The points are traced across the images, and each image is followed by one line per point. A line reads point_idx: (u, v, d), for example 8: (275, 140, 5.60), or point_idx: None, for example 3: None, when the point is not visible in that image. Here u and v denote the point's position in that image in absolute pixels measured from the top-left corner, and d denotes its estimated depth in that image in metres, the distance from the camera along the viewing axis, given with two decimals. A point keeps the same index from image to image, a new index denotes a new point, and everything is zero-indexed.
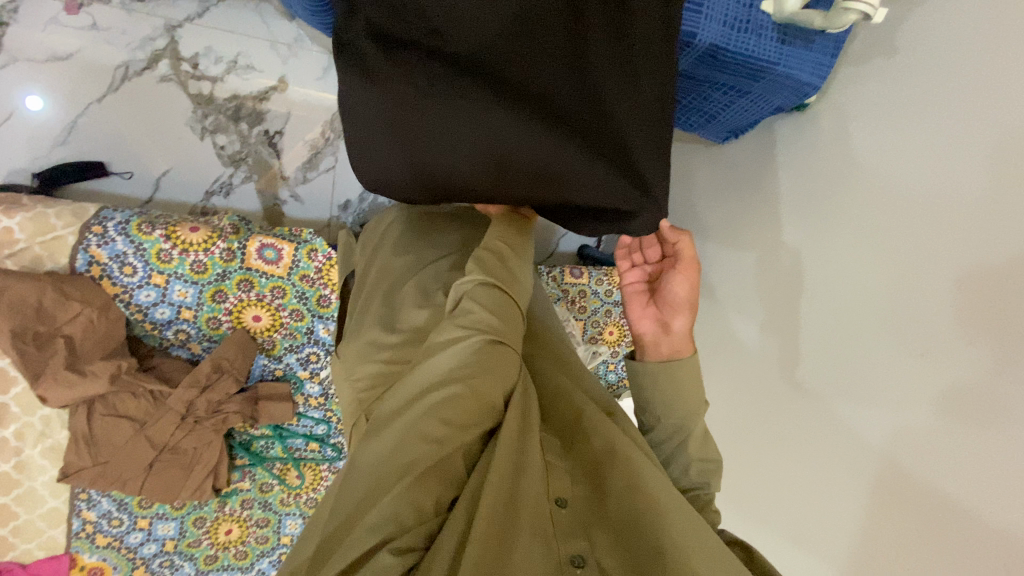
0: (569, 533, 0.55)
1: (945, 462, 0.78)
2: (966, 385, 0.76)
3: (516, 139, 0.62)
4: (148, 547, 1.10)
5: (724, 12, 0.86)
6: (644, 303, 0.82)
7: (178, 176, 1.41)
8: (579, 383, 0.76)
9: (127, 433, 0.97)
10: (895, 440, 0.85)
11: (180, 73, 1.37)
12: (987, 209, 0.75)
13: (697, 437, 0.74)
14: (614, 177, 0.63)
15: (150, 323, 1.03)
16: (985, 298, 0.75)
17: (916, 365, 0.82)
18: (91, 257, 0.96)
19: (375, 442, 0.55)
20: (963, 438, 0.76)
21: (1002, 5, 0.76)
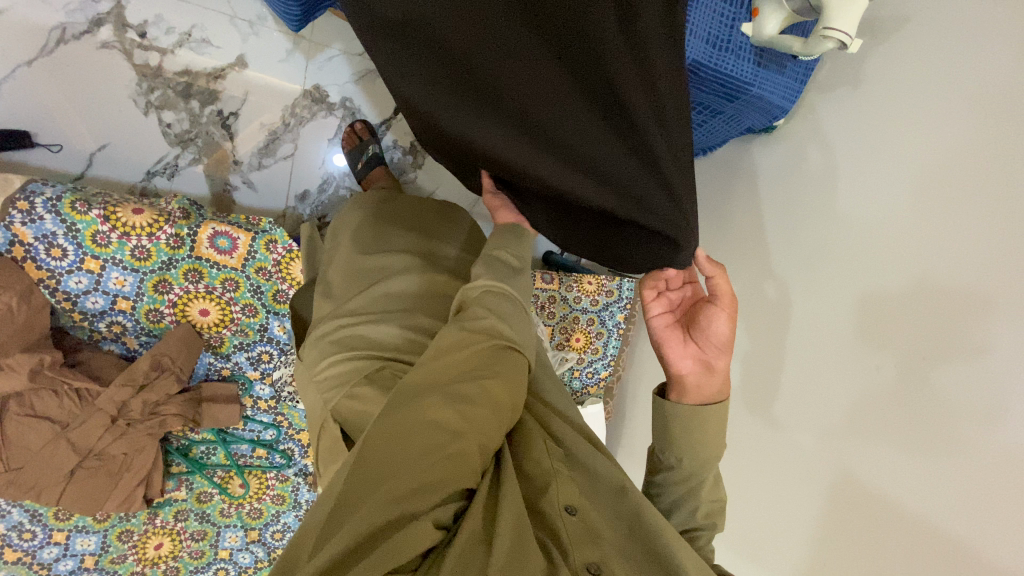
0: (584, 540, 0.56)
1: (889, 469, 0.84)
2: (927, 404, 0.80)
3: (563, 163, 0.59)
4: (64, 564, 0.99)
5: (708, 31, 0.87)
6: (682, 341, 0.79)
7: (116, 153, 1.29)
8: (564, 404, 0.79)
9: (46, 436, 0.86)
10: (855, 454, 0.89)
11: (125, 42, 1.25)
12: (947, 241, 0.81)
13: (709, 483, 0.75)
14: (657, 203, 0.61)
15: (79, 313, 0.92)
16: (944, 322, 0.79)
17: (876, 381, 0.87)
18: (13, 235, 0.85)
19: (399, 413, 0.53)
20: (909, 449, 0.82)
21: (963, 51, 0.82)
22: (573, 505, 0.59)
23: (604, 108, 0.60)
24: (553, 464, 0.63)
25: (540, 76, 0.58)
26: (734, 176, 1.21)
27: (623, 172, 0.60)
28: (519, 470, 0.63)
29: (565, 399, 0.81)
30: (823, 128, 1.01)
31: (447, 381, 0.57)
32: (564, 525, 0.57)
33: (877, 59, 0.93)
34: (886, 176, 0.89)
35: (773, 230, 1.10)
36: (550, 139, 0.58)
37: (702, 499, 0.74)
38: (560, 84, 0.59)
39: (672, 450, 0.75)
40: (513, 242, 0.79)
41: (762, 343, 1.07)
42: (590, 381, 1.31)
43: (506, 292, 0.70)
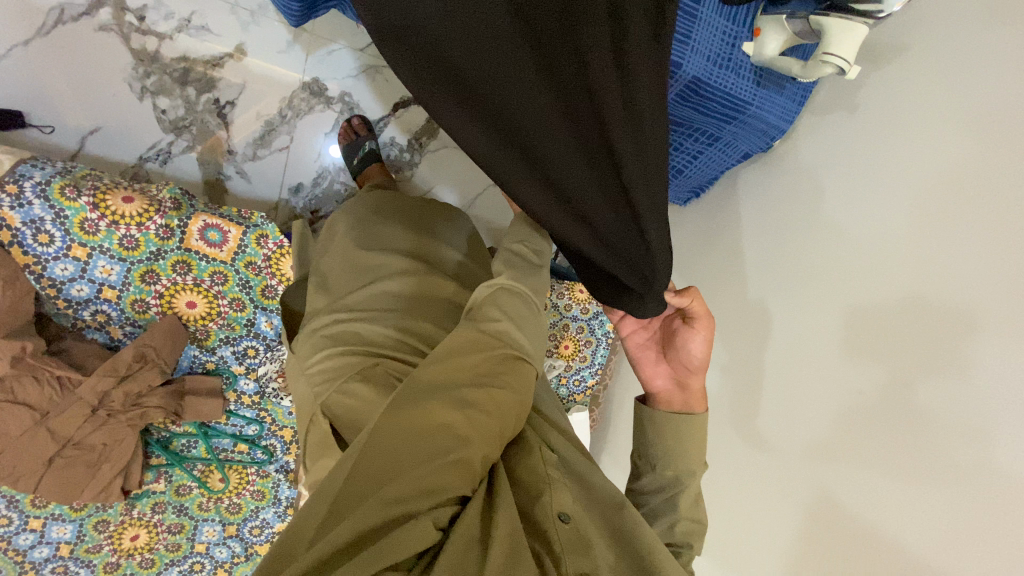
0: (579, 545, 0.57)
1: (864, 489, 0.86)
2: (897, 426, 0.82)
3: (536, 184, 0.62)
4: (38, 551, 0.98)
5: (709, 48, 0.88)
6: (655, 359, 0.82)
7: (108, 136, 1.28)
8: (555, 410, 0.79)
9: (24, 424, 0.85)
10: (834, 474, 0.90)
11: (123, 25, 1.25)
12: (930, 268, 0.81)
13: (690, 495, 0.74)
14: (622, 245, 0.64)
15: (63, 300, 0.91)
16: (922, 346, 0.80)
17: (859, 404, 0.87)
18: (0, 219, 0.84)
19: (409, 412, 0.52)
20: (887, 472, 0.83)
21: (955, 81, 0.83)
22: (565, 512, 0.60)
23: (582, 131, 0.62)
24: (550, 470, 0.63)
25: (521, 93, 0.60)
26: (727, 193, 1.22)
27: (590, 206, 0.63)
28: (513, 478, 0.63)
29: (556, 407, 0.81)
30: (817, 150, 1.02)
31: (459, 385, 0.57)
32: (556, 533, 0.56)
33: (873, 85, 0.94)
34: (874, 199, 0.90)
35: (762, 248, 1.10)
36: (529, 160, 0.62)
37: (682, 513, 0.73)
38: (540, 97, 0.60)
39: (664, 466, 0.75)
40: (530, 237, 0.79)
41: (746, 360, 1.08)
42: (576, 390, 1.32)
43: (519, 293, 0.70)
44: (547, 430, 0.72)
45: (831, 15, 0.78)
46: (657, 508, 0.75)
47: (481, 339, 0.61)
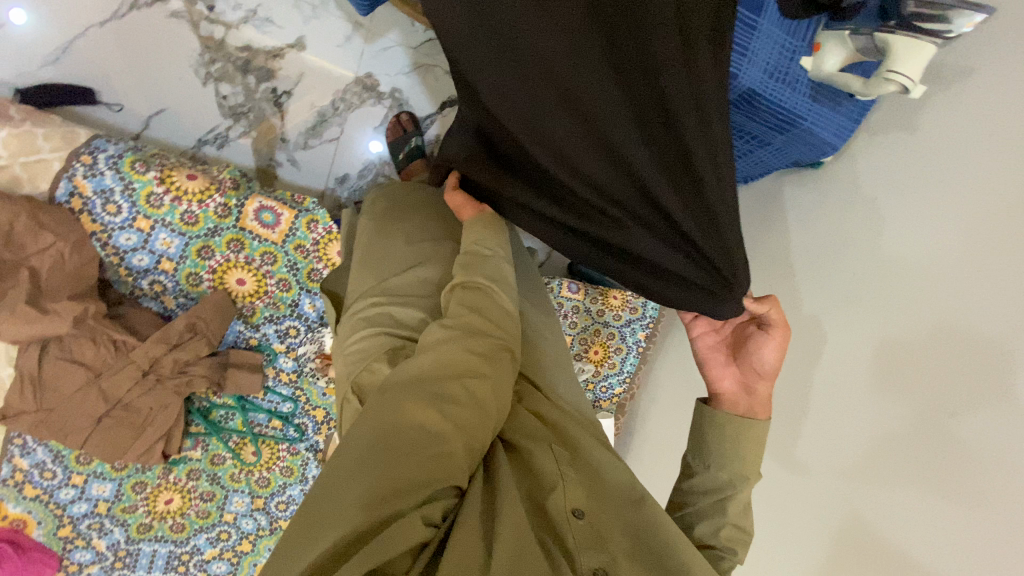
0: (590, 545, 0.56)
1: (901, 519, 0.83)
2: (939, 455, 0.80)
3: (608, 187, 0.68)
4: (79, 506, 1.03)
5: (767, 60, 0.88)
6: (724, 361, 0.81)
7: (171, 118, 1.34)
8: (575, 402, 0.79)
9: (79, 382, 0.90)
10: (870, 500, 0.88)
11: (193, 13, 1.33)
12: (985, 294, 0.78)
13: (739, 503, 0.73)
14: (694, 243, 0.66)
15: (125, 268, 0.96)
16: (971, 373, 0.77)
17: (901, 430, 0.85)
18: (75, 187, 0.89)
19: (385, 416, 0.55)
20: (928, 499, 0.80)
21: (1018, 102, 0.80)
22: (580, 507, 0.59)
23: (651, 128, 0.66)
24: (560, 465, 0.62)
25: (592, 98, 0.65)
26: (773, 209, 1.20)
27: (664, 197, 0.66)
28: (526, 471, 0.62)
29: (578, 398, 0.81)
30: (870, 170, 1.00)
31: (429, 382, 0.59)
32: (570, 529, 0.57)
33: (934, 105, 0.92)
34: (929, 220, 0.88)
35: (807, 266, 1.08)
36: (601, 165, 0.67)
37: (731, 517, 0.71)
38: (621, 106, 0.65)
39: (719, 467, 0.74)
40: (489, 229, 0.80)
41: (783, 378, 1.06)
42: (603, 396, 1.32)
43: (485, 286, 0.71)
44: (566, 420, 0.70)
45: (896, 33, 0.77)
46: (699, 511, 0.74)
47: (444, 338, 0.64)
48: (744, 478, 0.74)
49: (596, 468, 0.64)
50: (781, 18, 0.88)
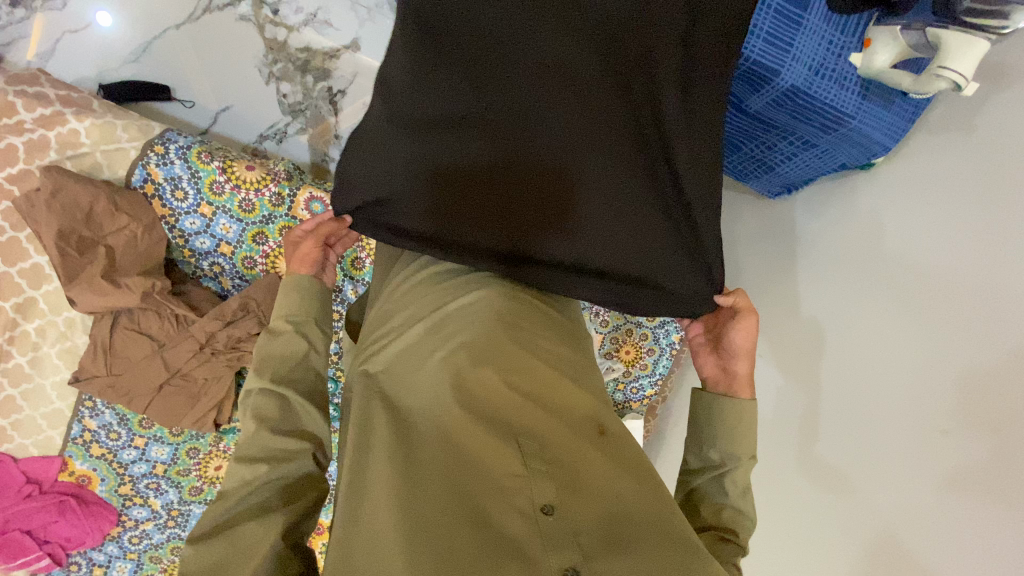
0: (557, 543, 0.50)
1: (931, 539, 0.79)
2: (975, 472, 0.76)
3: (597, 181, 0.69)
4: (138, 466, 1.13)
5: (811, 56, 0.86)
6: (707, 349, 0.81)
7: (235, 114, 1.45)
8: (585, 380, 0.69)
9: (145, 350, 1.00)
10: (897, 515, 0.84)
11: (259, 16, 1.42)
12: None
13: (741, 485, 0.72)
14: (674, 242, 0.71)
15: (189, 250, 1.04)
16: (1012, 387, 0.73)
17: (934, 444, 0.81)
18: (148, 174, 0.98)
19: (194, 558, 0.58)
20: (968, 514, 0.76)
21: None
22: (550, 504, 0.53)
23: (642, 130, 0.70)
24: (523, 460, 0.56)
25: (589, 97, 0.69)
26: (808, 210, 1.15)
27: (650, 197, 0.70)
28: (484, 462, 0.56)
29: (593, 379, 0.71)
30: (927, 173, 0.95)
31: (227, 520, 0.60)
32: (532, 530, 0.51)
33: (996, 105, 0.87)
34: (982, 225, 0.83)
35: (845, 269, 1.03)
36: (595, 159, 0.69)
37: (730, 499, 0.71)
38: (617, 106, 0.69)
39: (712, 446, 0.74)
40: (296, 299, 0.77)
41: (811, 383, 1.03)
42: (633, 397, 1.31)
43: (277, 393, 0.69)
44: (552, 407, 0.62)
45: (948, 31, 0.75)
46: (703, 494, 0.73)
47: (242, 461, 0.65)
48: (736, 461, 0.72)
49: (576, 460, 0.57)
50: (830, 13, 0.86)
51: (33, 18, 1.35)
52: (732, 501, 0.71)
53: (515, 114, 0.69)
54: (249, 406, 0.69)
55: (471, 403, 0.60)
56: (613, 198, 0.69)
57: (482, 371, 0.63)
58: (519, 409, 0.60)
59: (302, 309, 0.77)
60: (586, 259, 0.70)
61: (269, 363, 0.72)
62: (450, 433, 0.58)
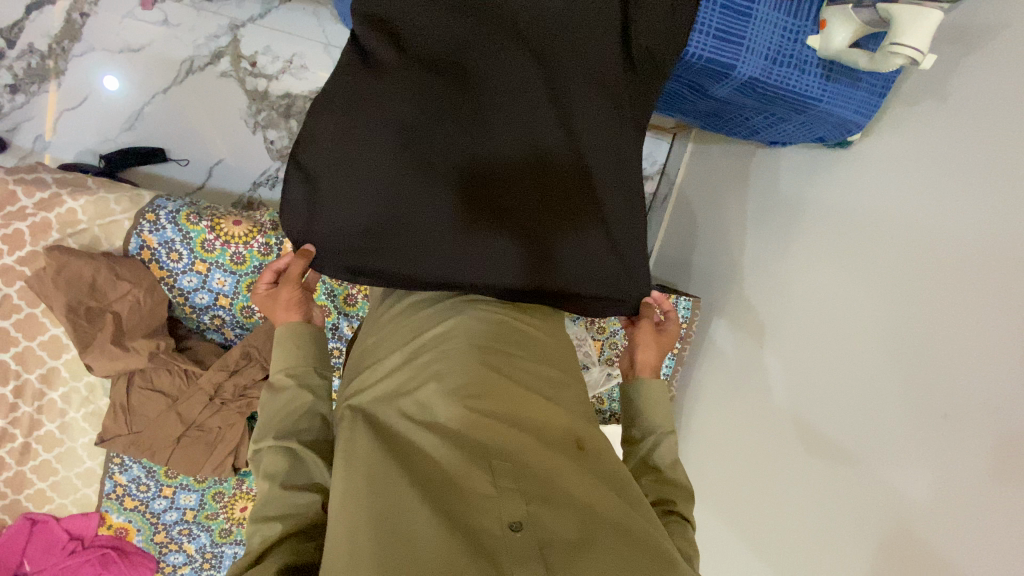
0: (525, 557, 0.53)
1: (947, 524, 0.80)
2: (988, 456, 0.76)
3: (538, 214, 0.78)
4: (169, 514, 1.18)
5: (767, 46, 0.85)
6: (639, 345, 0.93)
7: (229, 166, 1.53)
8: (562, 396, 0.72)
9: (161, 407, 1.05)
10: (909, 502, 0.85)
11: (239, 70, 1.48)
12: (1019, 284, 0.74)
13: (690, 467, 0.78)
14: (609, 259, 0.81)
15: (189, 306, 1.09)
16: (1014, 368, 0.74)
17: (939, 428, 0.82)
18: (144, 241, 1.04)
19: None
20: (979, 494, 0.77)
21: None
22: (520, 520, 0.56)
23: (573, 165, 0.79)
24: (497, 479, 0.58)
25: (522, 142, 0.78)
26: (789, 196, 1.17)
27: (584, 222, 0.80)
28: (459, 483, 0.59)
29: (571, 395, 0.74)
30: (904, 146, 0.93)
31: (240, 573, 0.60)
32: (503, 544, 0.54)
33: (966, 71, 0.85)
34: (963, 201, 0.83)
35: (834, 253, 1.03)
36: (533, 195, 0.78)
37: None
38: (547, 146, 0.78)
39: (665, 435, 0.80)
40: (289, 350, 0.80)
41: (810, 370, 1.03)
42: None
43: (286, 449, 0.71)
44: (529, 425, 0.65)
45: (900, 6, 0.71)
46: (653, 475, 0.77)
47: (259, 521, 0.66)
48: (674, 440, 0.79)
49: (549, 475, 0.60)
50: None
51: (32, 101, 1.42)
52: (659, 470, 0.77)
53: (458, 162, 0.76)
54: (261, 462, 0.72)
55: (451, 430, 0.64)
56: (552, 228, 0.79)
57: (455, 400, 0.65)
58: (495, 427, 0.63)
59: (298, 360, 0.80)
60: (538, 273, 0.78)
61: (274, 420, 0.74)
62: (433, 458, 0.62)
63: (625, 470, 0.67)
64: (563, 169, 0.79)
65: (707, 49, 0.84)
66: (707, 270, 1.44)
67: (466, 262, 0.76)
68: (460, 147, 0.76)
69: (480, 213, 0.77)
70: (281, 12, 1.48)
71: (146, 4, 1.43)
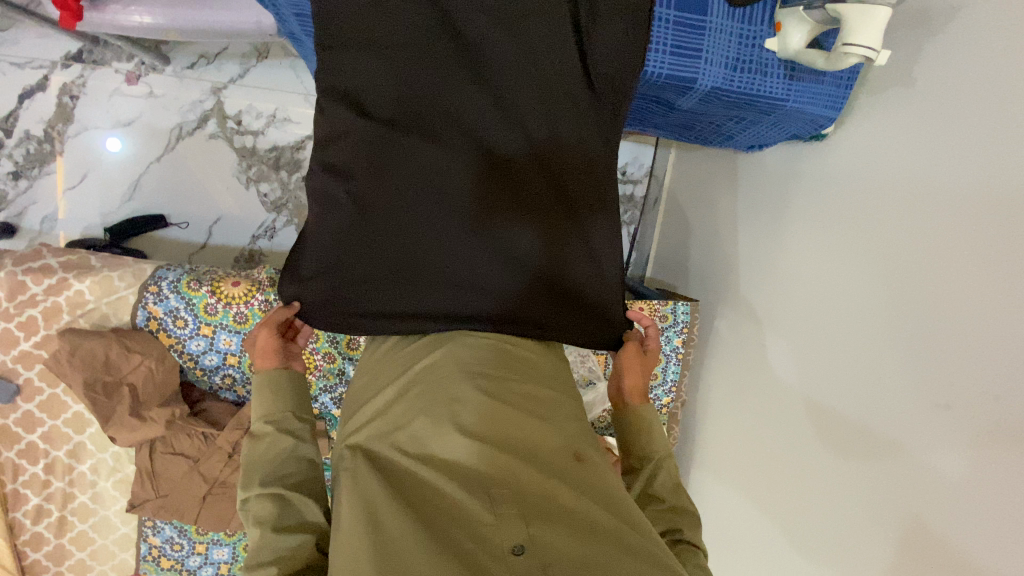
0: None
1: (958, 515, 0.78)
2: (991, 444, 0.75)
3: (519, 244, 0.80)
4: (205, 570, 1.22)
5: (724, 55, 0.86)
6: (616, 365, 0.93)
7: (227, 223, 1.58)
8: (555, 415, 0.72)
9: (184, 469, 1.08)
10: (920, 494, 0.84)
11: (226, 130, 1.53)
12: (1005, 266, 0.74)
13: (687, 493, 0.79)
14: (591, 278, 0.84)
15: (200, 369, 1.13)
16: (1008, 352, 0.73)
17: (941, 417, 0.81)
18: (150, 312, 1.08)
19: None
20: (983, 485, 0.75)
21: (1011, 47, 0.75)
22: (521, 543, 0.55)
23: (546, 194, 0.82)
24: (494, 505, 0.58)
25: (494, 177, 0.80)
26: (775, 192, 1.17)
27: (563, 247, 0.82)
28: (459, 510, 0.59)
29: (565, 413, 0.74)
30: (879, 134, 0.93)
31: None
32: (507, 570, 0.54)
33: (930, 54, 0.85)
34: (942, 184, 0.83)
35: (823, 246, 1.03)
36: (511, 228, 0.80)
37: None
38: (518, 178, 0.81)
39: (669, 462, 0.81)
40: (265, 396, 0.83)
41: (812, 364, 1.03)
42: None
43: (272, 493, 0.73)
44: (524, 447, 0.66)
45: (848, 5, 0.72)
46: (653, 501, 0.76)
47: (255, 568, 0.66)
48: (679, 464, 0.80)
49: (547, 496, 0.61)
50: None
51: (35, 185, 1.49)
52: (663, 499, 0.78)
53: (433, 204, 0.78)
54: (249, 512, 0.72)
55: (448, 460, 0.64)
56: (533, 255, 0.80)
57: (451, 428, 0.66)
58: (488, 452, 0.63)
59: (273, 406, 0.82)
60: (527, 302, 0.80)
61: (257, 467, 0.76)
62: (433, 490, 0.62)
63: (622, 486, 0.67)
64: (537, 198, 0.82)
65: (667, 66, 0.85)
66: (703, 270, 1.45)
67: (454, 301, 0.79)
68: (434, 190, 0.78)
69: (462, 251, 0.78)
70: (259, 69, 1.53)
71: (131, 79, 1.48)
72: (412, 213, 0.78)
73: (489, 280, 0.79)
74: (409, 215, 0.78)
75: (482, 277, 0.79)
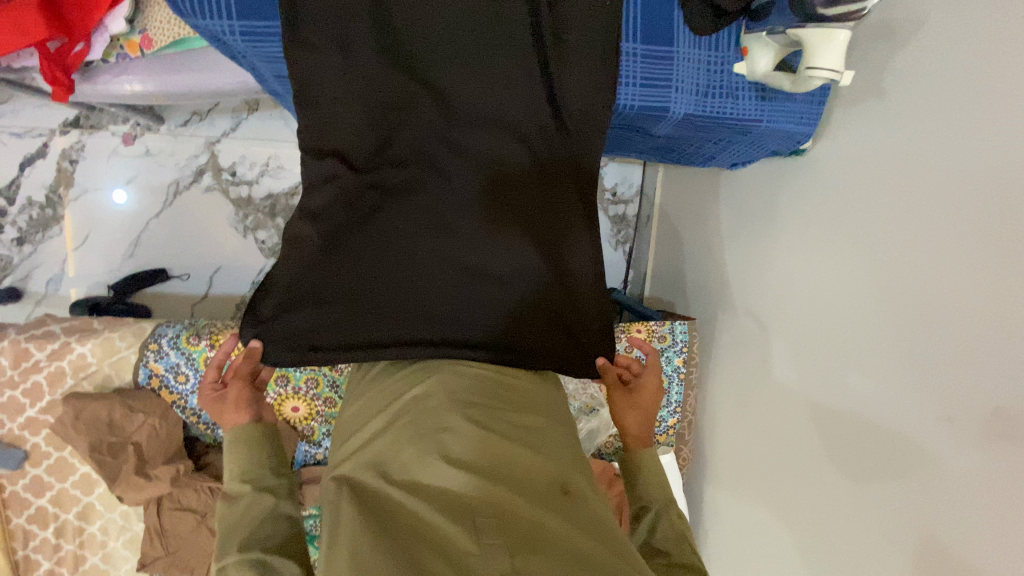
0: None
1: (969, 531, 0.76)
2: (995, 457, 0.73)
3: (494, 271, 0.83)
4: None
5: (694, 82, 0.88)
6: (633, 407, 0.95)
7: (227, 272, 1.60)
8: (546, 445, 0.71)
9: (192, 524, 1.08)
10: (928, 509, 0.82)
11: (221, 183, 1.57)
12: (991, 271, 0.74)
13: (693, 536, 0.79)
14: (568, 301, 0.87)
15: (204, 423, 1.14)
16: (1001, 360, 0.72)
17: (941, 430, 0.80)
18: (152, 370, 1.10)
19: None
20: (989, 498, 0.73)
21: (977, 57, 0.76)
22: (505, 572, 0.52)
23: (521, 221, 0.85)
24: (480, 533, 0.56)
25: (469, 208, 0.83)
26: (762, 206, 1.18)
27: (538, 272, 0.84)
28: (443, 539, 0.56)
29: (557, 443, 0.72)
30: (855, 147, 0.94)
31: None
32: None
33: (899, 66, 0.87)
34: (923, 193, 0.83)
35: (812, 259, 1.03)
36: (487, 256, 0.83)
37: None
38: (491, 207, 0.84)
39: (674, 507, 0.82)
40: (241, 456, 0.83)
41: (811, 378, 1.02)
42: (659, 430, 1.33)
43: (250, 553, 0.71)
44: (513, 477, 0.64)
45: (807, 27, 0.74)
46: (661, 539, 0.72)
47: None
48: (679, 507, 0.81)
49: (535, 525, 0.58)
50: (703, 24, 0.85)
51: (38, 249, 1.52)
52: (669, 554, 0.77)
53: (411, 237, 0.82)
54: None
55: (433, 488, 0.62)
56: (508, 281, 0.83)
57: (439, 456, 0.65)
58: (476, 480, 0.62)
59: (250, 466, 0.83)
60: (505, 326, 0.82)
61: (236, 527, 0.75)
62: (416, 519, 0.59)
63: (614, 522, 0.65)
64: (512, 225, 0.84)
65: (639, 98, 0.87)
66: (700, 287, 1.44)
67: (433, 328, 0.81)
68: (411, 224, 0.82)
69: (439, 279, 0.81)
70: (250, 121, 1.57)
71: (128, 140, 1.53)
72: (389, 246, 0.82)
73: (467, 307, 0.81)
74: (387, 247, 0.82)
75: (460, 304, 0.81)
